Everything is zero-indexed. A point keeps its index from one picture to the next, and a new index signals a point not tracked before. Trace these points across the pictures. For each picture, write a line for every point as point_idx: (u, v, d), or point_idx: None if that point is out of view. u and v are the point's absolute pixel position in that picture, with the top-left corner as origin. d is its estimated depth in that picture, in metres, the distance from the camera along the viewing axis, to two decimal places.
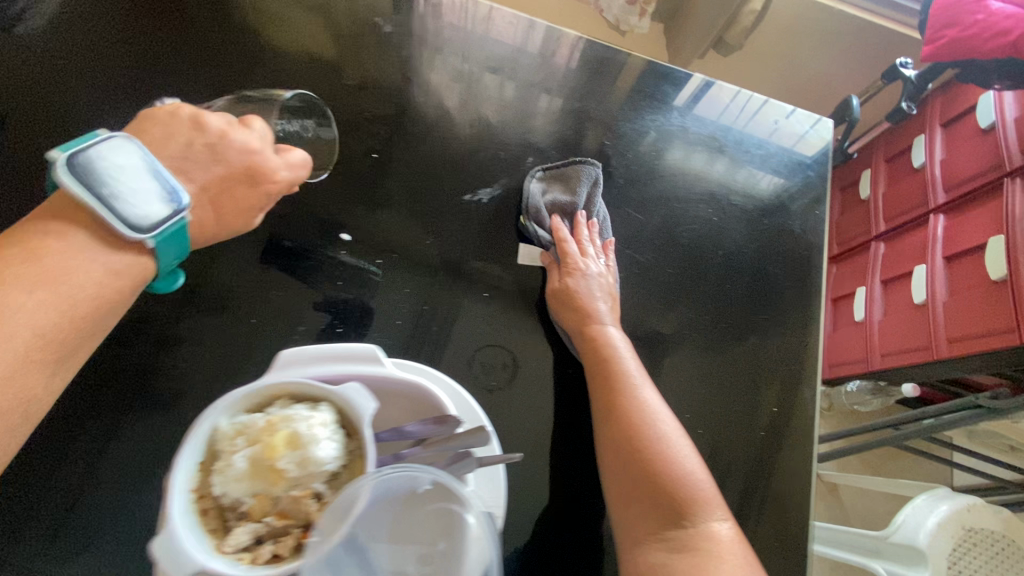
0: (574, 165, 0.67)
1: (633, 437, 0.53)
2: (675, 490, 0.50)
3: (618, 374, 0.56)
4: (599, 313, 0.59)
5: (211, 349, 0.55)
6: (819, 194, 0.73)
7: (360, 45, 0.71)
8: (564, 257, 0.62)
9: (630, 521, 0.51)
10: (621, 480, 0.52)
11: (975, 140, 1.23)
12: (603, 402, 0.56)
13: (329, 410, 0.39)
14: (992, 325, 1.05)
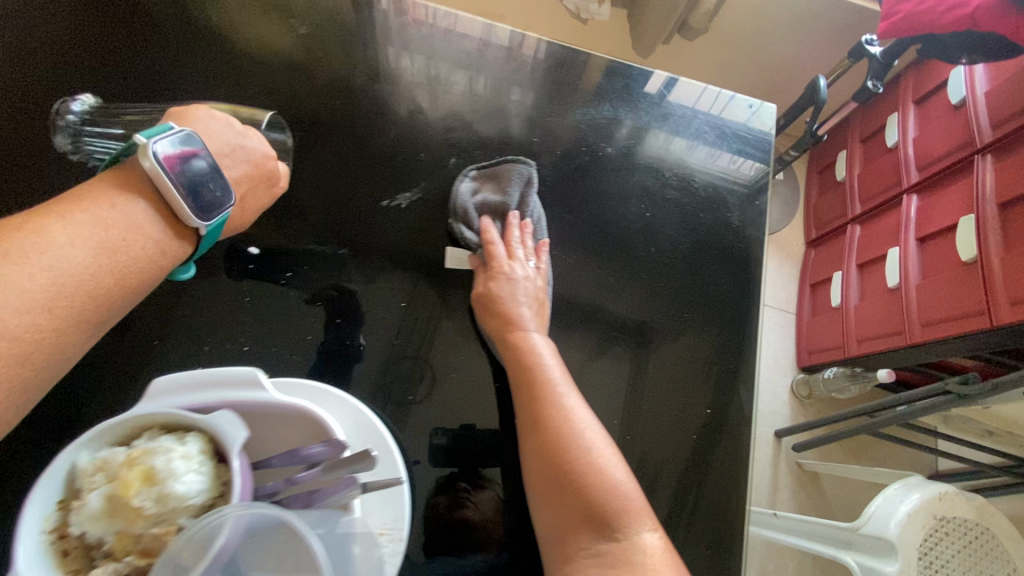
0: (506, 164, 0.64)
1: (555, 446, 0.48)
2: (600, 501, 0.45)
3: (543, 381, 0.52)
4: (520, 316, 0.56)
5: (158, 365, 0.54)
6: (758, 186, 0.71)
7: (289, 49, 0.70)
8: (490, 261, 0.59)
9: (557, 540, 0.46)
10: (545, 493, 0.48)
11: (946, 117, 1.19)
12: (525, 409, 0.51)
13: (197, 441, 0.37)
14: (963, 308, 1.02)
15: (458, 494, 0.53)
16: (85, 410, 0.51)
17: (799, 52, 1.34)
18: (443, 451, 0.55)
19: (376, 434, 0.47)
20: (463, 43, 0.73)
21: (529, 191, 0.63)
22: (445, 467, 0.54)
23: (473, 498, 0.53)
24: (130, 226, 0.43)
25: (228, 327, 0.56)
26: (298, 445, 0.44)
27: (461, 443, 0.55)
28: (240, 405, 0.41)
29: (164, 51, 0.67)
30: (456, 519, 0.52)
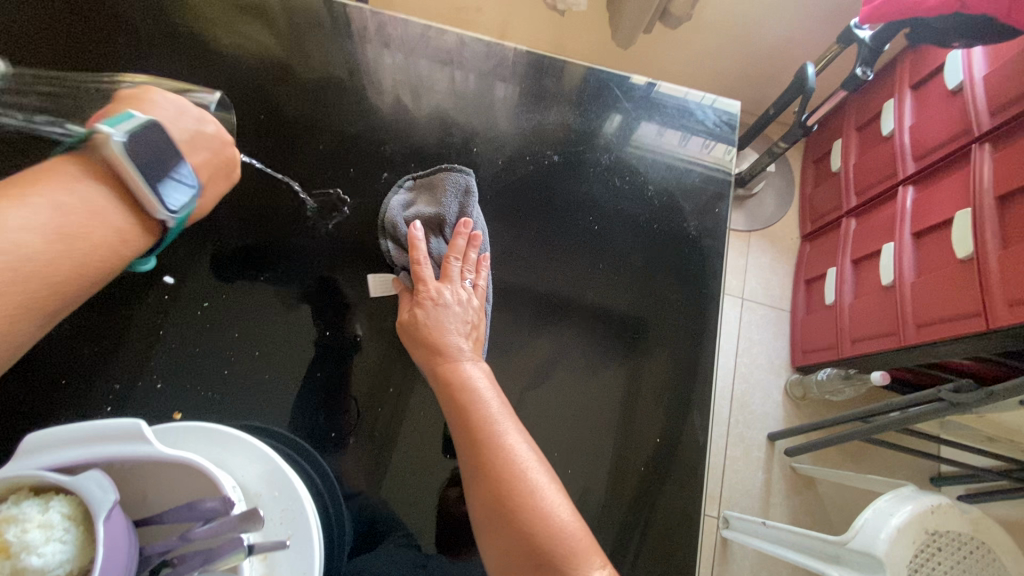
0: (441, 173, 0.60)
1: (491, 494, 0.43)
2: (547, 551, 0.40)
3: (478, 422, 0.46)
4: (452, 343, 0.51)
5: (74, 391, 0.52)
6: (721, 192, 0.65)
7: (240, 52, 0.67)
8: (419, 282, 0.54)
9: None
10: (493, 549, 0.43)
11: (943, 103, 1.12)
12: (458, 453, 0.46)
13: (63, 505, 0.35)
14: (958, 308, 0.96)
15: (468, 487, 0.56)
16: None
17: (788, 36, 1.27)
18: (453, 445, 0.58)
19: (283, 478, 0.44)
20: (452, 34, 0.70)
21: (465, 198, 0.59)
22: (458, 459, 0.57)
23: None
24: (96, 212, 0.42)
25: (142, 358, 0.54)
26: (190, 499, 0.40)
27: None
28: (125, 460, 0.38)
29: (142, 38, 0.66)
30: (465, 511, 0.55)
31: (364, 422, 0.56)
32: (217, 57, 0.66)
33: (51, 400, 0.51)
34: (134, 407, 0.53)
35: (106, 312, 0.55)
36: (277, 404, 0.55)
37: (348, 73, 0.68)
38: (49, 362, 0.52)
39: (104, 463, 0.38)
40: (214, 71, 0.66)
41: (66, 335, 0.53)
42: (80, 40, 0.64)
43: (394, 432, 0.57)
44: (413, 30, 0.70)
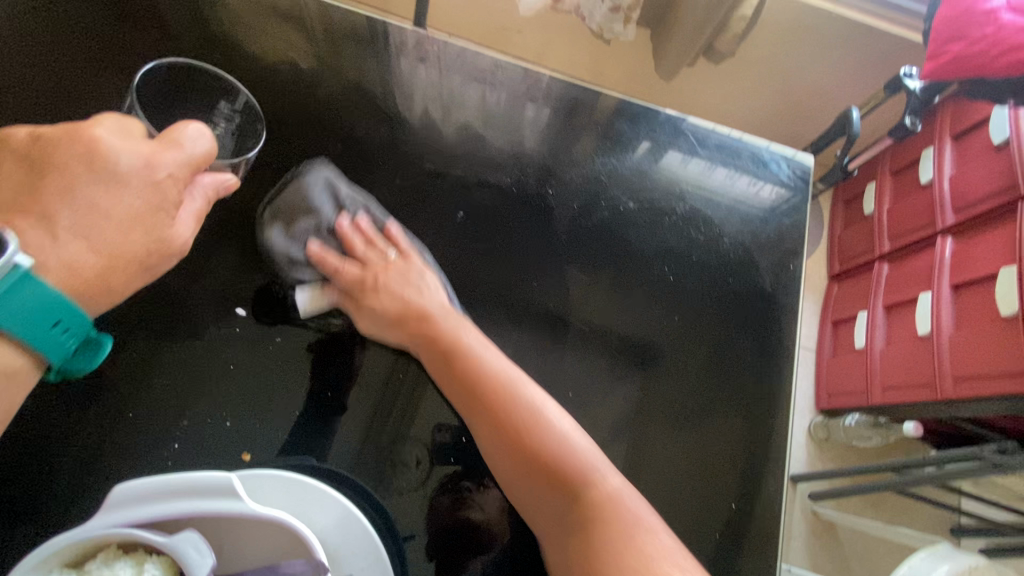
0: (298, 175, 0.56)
1: (508, 425, 0.49)
2: (563, 467, 0.47)
3: (461, 375, 0.51)
4: (426, 305, 0.55)
5: (135, 426, 0.48)
6: (794, 247, 0.64)
7: (300, 62, 0.63)
8: (352, 280, 0.55)
9: (539, 514, 0.48)
10: (510, 475, 0.49)
11: (987, 156, 1.12)
12: (463, 399, 0.51)
13: (156, 569, 0.33)
14: (1001, 366, 0.96)
15: (462, 494, 0.51)
16: (57, 476, 0.46)
17: (833, 79, 1.27)
18: (446, 451, 0.52)
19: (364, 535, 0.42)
20: (494, 57, 0.67)
21: (341, 191, 0.57)
22: (449, 466, 0.52)
23: (477, 498, 0.52)
24: None
25: (209, 396, 0.50)
26: (274, 559, 0.39)
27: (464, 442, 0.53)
28: (213, 516, 0.37)
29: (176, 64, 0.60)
30: (460, 519, 0.51)
31: (433, 477, 0.51)
32: (280, 72, 0.62)
33: (103, 449, 0.47)
34: (198, 448, 0.49)
35: (176, 343, 0.51)
36: (344, 452, 0.51)
37: (409, 103, 0.64)
38: (109, 393, 0.49)
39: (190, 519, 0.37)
40: (274, 92, 0.61)
41: (124, 376, 0.49)
42: (106, 73, 0.58)
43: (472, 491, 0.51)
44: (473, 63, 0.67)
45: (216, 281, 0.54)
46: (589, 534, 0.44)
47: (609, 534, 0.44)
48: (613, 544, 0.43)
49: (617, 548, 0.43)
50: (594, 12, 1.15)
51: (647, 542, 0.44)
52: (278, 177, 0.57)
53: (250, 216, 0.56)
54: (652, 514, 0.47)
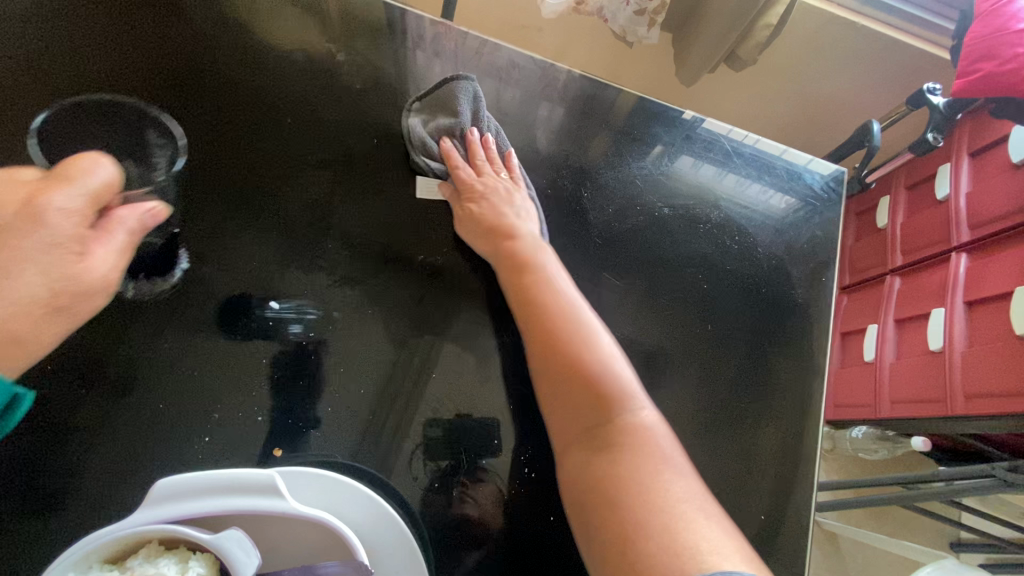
0: (449, 84, 0.60)
1: (554, 336, 0.49)
2: (602, 386, 0.47)
3: (529, 283, 0.53)
4: (518, 225, 0.56)
5: (165, 416, 0.49)
6: (827, 259, 0.64)
7: (335, 55, 0.62)
8: (462, 186, 0.58)
9: (562, 426, 0.48)
10: (547, 385, 0.49)
11: (1005, 175, 1.08)
12: (521, 306, 0.52)
13: (200, 567, 0.32)
14: (1010, 385, 0.96)
15: (456, 489, 0.52)
16: (87, 461, 0.46)
17: (853, 92, 1.27)
18: (439, 444, 0.53)
19: (401, 536, 0.42)
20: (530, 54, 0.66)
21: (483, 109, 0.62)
22: (440, 460, 0.52)
23: (472, 493, 0.52)
24: None
25: (242, 390, 0.51)
26: (313, 556, 0.38)
27: (458, 437, 0.54)
28: (255, 513, 0.36)
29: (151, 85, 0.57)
30: (455, 514, 0.52)
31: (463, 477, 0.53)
32: (308, 67, 0.61)
33: (129, 442, 0.47)
34: (234, 440, 0.49)
35: (210, 335, 0.51)
36: (377, 449, 0.52)
37: None
38: (138, 382, 0.49)
39: (231, 515, 0.36)
40: (304, 88, 0.61)
41: (141, 369, 0.49)
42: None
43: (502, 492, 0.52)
44: (510, 61, 0.66)
45: (251, 277, 0.54)
46: (612, 454, 0.44)
47: (634, 459, 0.43)
48: (637, 465, 0.42)
49: (639, 471, 0.42)
50: (617, 13, 1.13)
51: (671, 475, 0.42)
52: (317, 174, 0.58)
53: (285, 214, 0.56)
54: (680, 454, 0.45)
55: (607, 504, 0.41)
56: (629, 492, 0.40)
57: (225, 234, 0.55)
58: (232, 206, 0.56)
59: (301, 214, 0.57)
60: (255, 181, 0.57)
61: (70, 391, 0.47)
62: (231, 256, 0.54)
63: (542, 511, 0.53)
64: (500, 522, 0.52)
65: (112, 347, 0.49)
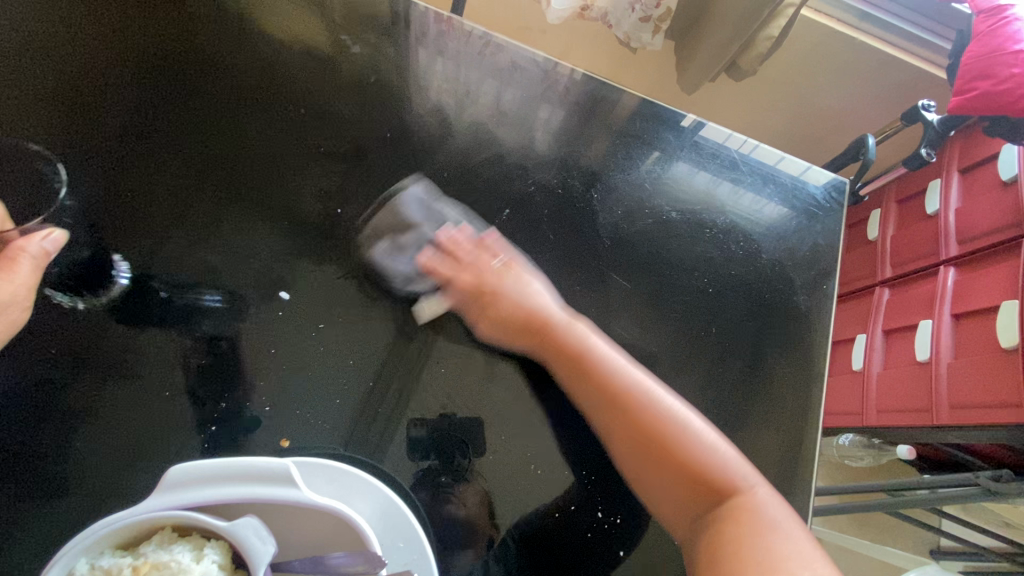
0: (394, 198, 0.58)
1: (652, 436, 0.52)
2: (711, 479, 0.52)
3: (593, 375, 0.54)
4: (542, 312, 0.57)
5: (165, 401, 0.49)
6: (828, 267, 0.66)
7: (348, 47, 0.62)
8: (477, 291, 0.58)
9: (676, 520, 0.52)
10: (652, 483, 0.52)
11: (993, 192, 1.11)
12: (601, 404, 0.53)
13: (215, 555, 0.32)
14: (995, 397, 0.99)
15: (443, 489, 0.51)
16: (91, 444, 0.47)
17: (849, 105, 1.29)
18: (423, 444, 0.51)
19: (410, 527, 0.42)
20: (543, 55, 0.66)
21: (428, 202, 0.59)
22: (427, 462, 0.51)
23: (460, 495, 0.51)
24: None
25: (249, 379, 0.50)
26: (323, 546, 0.38)
27: (443, 438, 0.52)
28: (269, 502, 0.36)
29: (159, 86, 0.57)
30: (443, 515, 0.50)
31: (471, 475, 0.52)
32: (321, 59, 0.61)
33: (121, 427, 0.48)
34: (240, 429, 0.49)
35: (215, 323, 0.51)
36: (384, 442, 0.51)
37: (460, 98, 0.64)
38: (138, 366, 0.49)
39: (245, 503, 0.36)
40: (317, 80, 0.60)
41: (125, 355, 0.49)
42: (94, 108, 0.55)
43: (507, 487, 0.52)
44: (525, 61, 0.66)
45: (259, 269, 0.53)
46: (732, 539, 0.49)
47: (760, 544, 0.48)
48: (763, 549, 0.48)
49: (764, 556, 0.47)
50: (623, 19, 1.14)
51: (791, 549, 0.48)
52: (329, 167, 0.58)
53: (297, 209, 0.56)
54: (793, 520, 0.51)
55: None
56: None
57: (235, 231, 0.54)
58: (238, 200, 0.55)
59: (311, 208, 0.56)
60: (263, 179, 0.56)
61: (55, 379, 0.48)
62: (238, 248, 0.54)
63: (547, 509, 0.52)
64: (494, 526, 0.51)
65: (94, 335, 0.49)
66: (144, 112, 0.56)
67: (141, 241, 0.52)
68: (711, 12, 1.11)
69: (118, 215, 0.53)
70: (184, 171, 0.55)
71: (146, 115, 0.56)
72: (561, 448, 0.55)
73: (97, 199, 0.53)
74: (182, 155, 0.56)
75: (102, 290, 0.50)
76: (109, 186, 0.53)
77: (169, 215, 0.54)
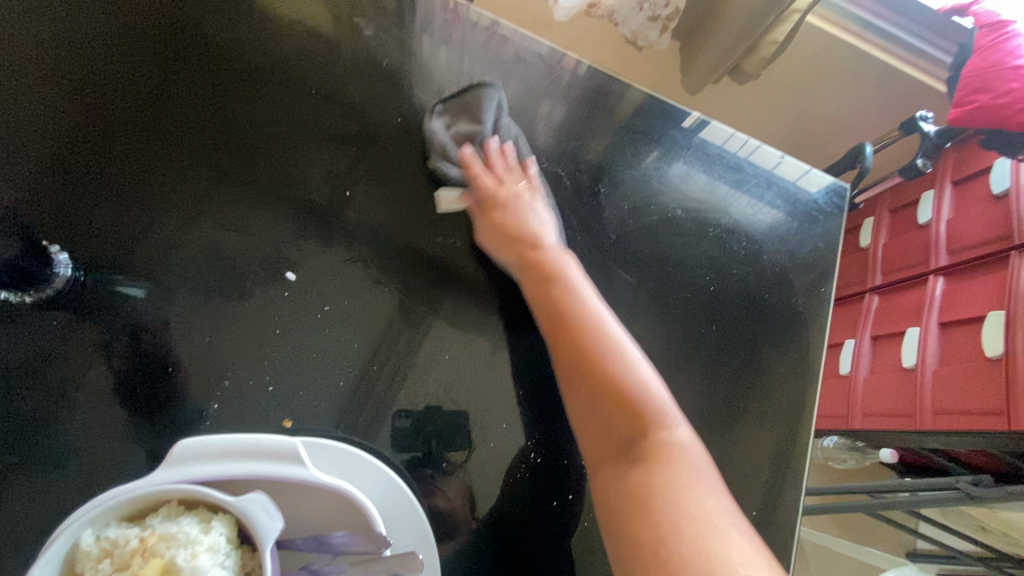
0: (475, 91, 0.62)
1: (593, 353, 0.50)
2: (636, 404, 0.48)
3: (557, 288, 0.54)
4: (537, 236, 0.58)
5: (162, 372, 0.48)
6: (826, 270, 0.67)
7: (362, 30, 0.62)
8: (486, 196, 0.59)
9: (593, 439, 0.49)
10: (579, 398, 0.50)
11: (984, 205, 1.14)
12: (548, 313, 0.53)
13: (222, 528, 0.32)
14: (978, 404, 1.02)
15: (425, 480, 0.50)
16: (82, 413, 0.46)
17: (849, 114, 1.31)
18: (408, 434, 0.51)
19: (412, 510, 0.42)
20: (555, 48, 0.67)
21: (502, 121, 0.63)
22: (408, 453, 0.50)
23: (440, 485, 0.50)
24: None
25: (254, 358, 0.50)
26: (326, 525, 0.38)
27: (427, 426, 0.52)
28: (274, 479, 0.36)
29: (162, 60, 0.55)
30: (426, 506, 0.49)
31: (474, 463, 0.52)
32: (333, 41, 0.61)
33: (110, 399, 0.46)
34: (243, 408, 0.49)
35: (217, 302, 0.51)
36: (376, 424, 0.51)
37: (471, 87, 0.64)
38: (134, 334, 0.48)
39: (251, 480, 0.36)
40: (331, 61, 0.60)
41: (104, 332, 0.48)
42: (94, 79, 0.53)
43: (507, 475, 0.52)
44: (534, 53, 0.66)
45: (267, 249, 0.53)
46: (644, 466, 0.45)
47: (669, 475, 0.44)
48: (672, 479, 0.43)
49: (673, 486, 0.43)
50: (630, 18, 1.13)
51: (703, 494, 0.43)
52: (337, 149, 0.58)
53: (305, 189, 0.56)
54: (714, 475, 0.46)
55: (639, 512, 0.42)
56: (661, 508, 0.41)
57: (244, 211, 0.54)
58: (239, 177, 0.55)
59: (322, 189, 0.56)
60: (272, 160, 0.56)
61: (29, 359, 0.46)
62: (241, 229, 0.53)
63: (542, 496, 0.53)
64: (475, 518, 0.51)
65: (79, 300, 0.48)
66: (141, 83, 0.54)
67: (135, 220, 0.51)
68: (719, 13, 1.11)
69: (125, 194, 0.52)
70: (192, 148, 0.54)
71: (143, 87, 0.54)
72: (561, 438, 0.55)
73: (103, 176, 0.51)
74: (189, 133, 0.54)
75: (45, 283, 0.47)
76: (113, 162, 0.52)
77: (160, 192, 0.52)
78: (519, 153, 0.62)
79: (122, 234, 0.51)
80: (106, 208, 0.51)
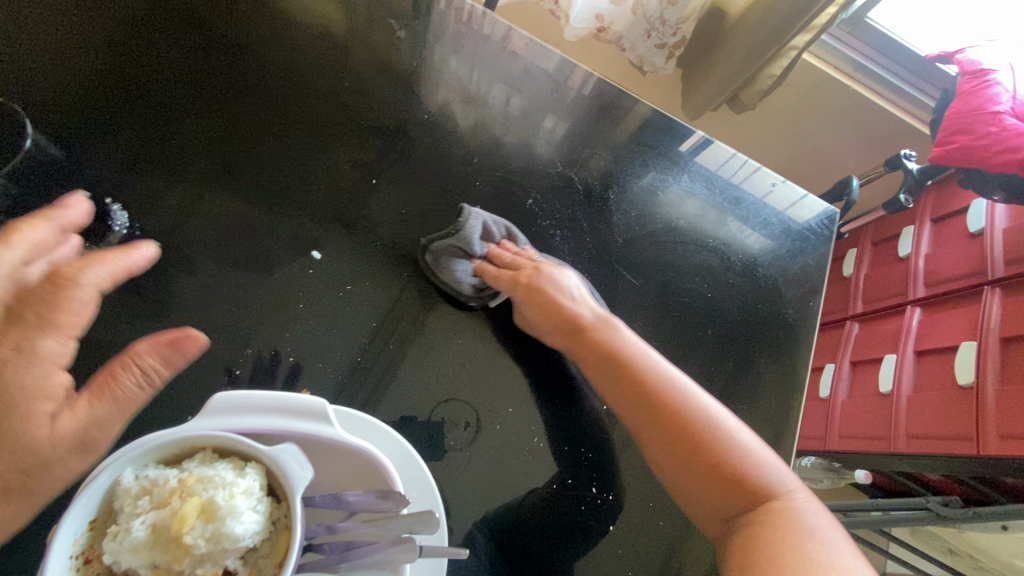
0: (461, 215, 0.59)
1: (685, 430, 0.50)
2: (744, 479, 0.48)
3: (630, 360, 0.53)
4: (591, 310, 0.57)
5: (181, 329, 0.50)
6: (816, 284, 0.71)
7: (396, 34, 0.66)
8: (535, 288, 0.57)
9: (712, 519, 0.49)
10: (681, 479, 0.49)
11: (960, 241, 1.20)
12: (635, 400, 0.52)
13: (255, 475, 0.34)
14: (951, 429, 1.06)
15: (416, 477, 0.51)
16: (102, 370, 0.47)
17: (837, 148, 1.37)
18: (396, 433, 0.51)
19: (423, 479, 0.44)
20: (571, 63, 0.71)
21: (492, 222, 0.61)
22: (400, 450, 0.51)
23: (441, 462, 0.52)
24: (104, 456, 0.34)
25: (274, 330, 0.52)
26: (344, 484, 0.40)
27: (415, 424, 0.52)
28: (301, 435, 0.38)
29: (198, 50, 0.59)
30: None
31: (479, 444, 0.53)
32: (367, 41, 0.65)
33: None
34: (258, 376, 0.50)
35: (242, 273, 0.53)
36: (379, 401, 0.52)
37: (492, 90, 0.68)
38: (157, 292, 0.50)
39: (278, 435, 0.38)
40: (364, 59, 0.64)
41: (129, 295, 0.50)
42: (135, 68, 0.57)
43: (509, 459, 0.54)
44: (550, 66, 0.71)
45: (294, 226, 0.56)
46: (756, 534, 0.45)
47: (788, 543, 0.44)
48: (797, 551, 0.43)
49: (796, 555, 0.43)
50: (637, 43, 1.18)
51: (826, 553, 0.43)
52: (365, 139, 0.61)
53: (332, 171, 0.59)
54: (836, 530, 0.46)
55: None
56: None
57: (272, 192, 0.56)
58: (268, 157, 0.57)
59: (349, 175, 0.59)
60: (299, 143, 0.59)
61: None
62: (268, 203, 0.56)
63: (540, 481, 0.54)
64: (469, 499, 0.52)
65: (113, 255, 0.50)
66: (178, 70, 0.58)
67: (170, 190, 0.54)
68: (722, 44, 1.16)
69: (157, 168, 0.54)
70: (221, 129, 0.57)
71: (179, 72, 0.58)
72: (563, 425, 0.57)
73: (137, 151, 0.54)
74: (221, 118, 0.57)
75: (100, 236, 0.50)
76: (147, 138, 0.55)
77: (192, 165, 0.55)
78: (517, 242, 0.62)
79: (157, 203, 0.53)
80: (141, 177, 0.53)
